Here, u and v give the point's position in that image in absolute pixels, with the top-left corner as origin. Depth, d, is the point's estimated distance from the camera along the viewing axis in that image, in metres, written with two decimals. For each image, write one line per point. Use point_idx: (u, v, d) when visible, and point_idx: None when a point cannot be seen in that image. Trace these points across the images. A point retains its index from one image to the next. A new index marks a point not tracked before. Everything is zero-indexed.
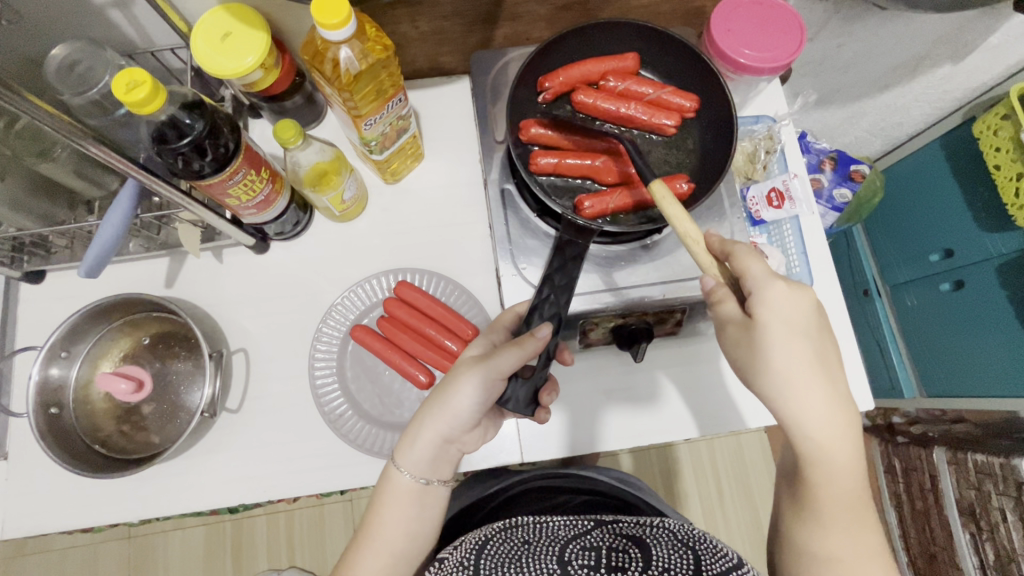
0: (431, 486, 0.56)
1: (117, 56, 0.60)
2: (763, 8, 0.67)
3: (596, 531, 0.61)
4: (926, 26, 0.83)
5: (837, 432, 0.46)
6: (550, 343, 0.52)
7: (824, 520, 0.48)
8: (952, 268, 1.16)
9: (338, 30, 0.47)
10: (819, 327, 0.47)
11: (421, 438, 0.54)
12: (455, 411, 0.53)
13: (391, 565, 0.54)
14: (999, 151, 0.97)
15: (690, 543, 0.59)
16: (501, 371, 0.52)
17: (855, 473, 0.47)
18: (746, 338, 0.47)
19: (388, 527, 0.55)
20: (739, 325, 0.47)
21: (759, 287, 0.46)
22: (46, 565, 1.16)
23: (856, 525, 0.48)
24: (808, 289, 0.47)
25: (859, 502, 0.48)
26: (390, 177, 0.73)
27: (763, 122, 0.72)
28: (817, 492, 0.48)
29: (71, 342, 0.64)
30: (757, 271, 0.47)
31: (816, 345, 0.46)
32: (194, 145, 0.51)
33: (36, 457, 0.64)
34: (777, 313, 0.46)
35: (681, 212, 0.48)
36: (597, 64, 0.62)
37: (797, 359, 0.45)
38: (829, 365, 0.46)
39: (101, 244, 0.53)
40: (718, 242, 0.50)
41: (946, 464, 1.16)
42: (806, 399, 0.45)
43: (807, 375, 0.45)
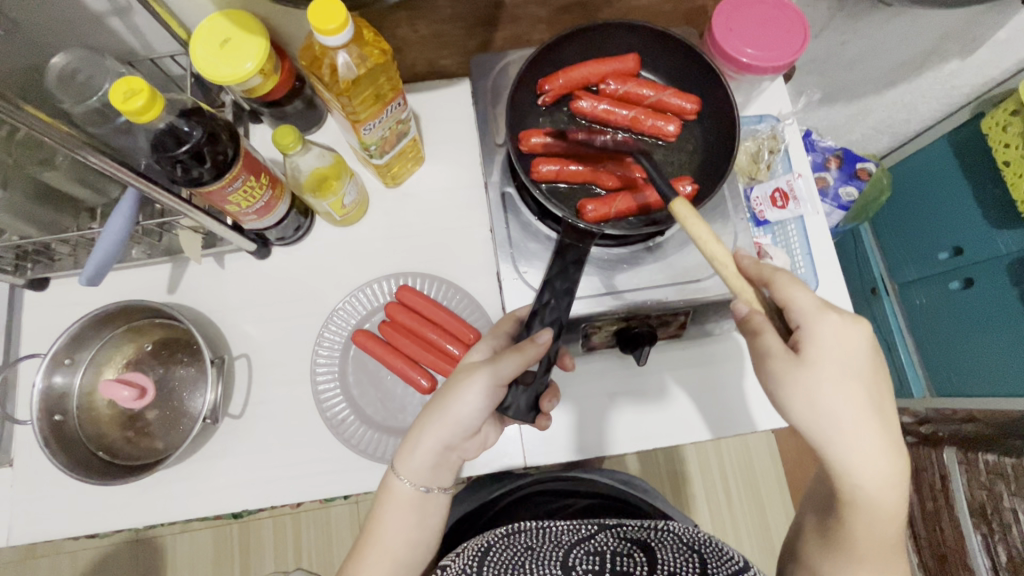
0: (431, 494, 0.55)
1: (117, 64, 0.60)
2: (765, 8, 0.66)
3: (599, 536, 0.61)
4: (932, 21, 0.82)
5: (884, 476, 0.45)
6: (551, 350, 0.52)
7: (856, 559, 0.48)
8: (962, 266, 1.15)
9: (335, 35, 0.47)
10: (874, 366, 0.46)
11: (420, 447, 0.53)
12: (456, 418, 0.52)
13: (393, 569, 0.54)
14: (1008, 147, 0.96)
15: (695, 546, 0.59)
16: (502, 377, 0.51)
17: (895, 515, 0.46)
18: (792, 375, 0.45)
19: (388, 533, 0.54)
20: (789, 360, 0.45)
21: (811, 321, 0.46)
22: (56, 568, 1.17)
23: (887, 564, 0.48)
24: (863, 327, 0.46)
25: (894, 543, 0.47)
26: (391, 181, 0.72)
27: (767, 121, 0.71)
28: (854, 531, 0.47)
29: (74, 349, 0.65)
30: (804, 304, 0.47)
31: (869, 386, 0.45)
32: (192, 153, 0.51)
33: (40, 464, 0.65)
34: (827, 350, 0.45)
35: (709, 234, 0.46)
36: (598, 67, 0.61)
37: (850, 400, 0.44)
38: (882, 407, 0.45)
39: (102, 252, 0.54)
40: (753, 266, 0.50)
41: (957, 465, 1.14)
42: (856, 442, 0.44)
43: (859, 417, 0.44)
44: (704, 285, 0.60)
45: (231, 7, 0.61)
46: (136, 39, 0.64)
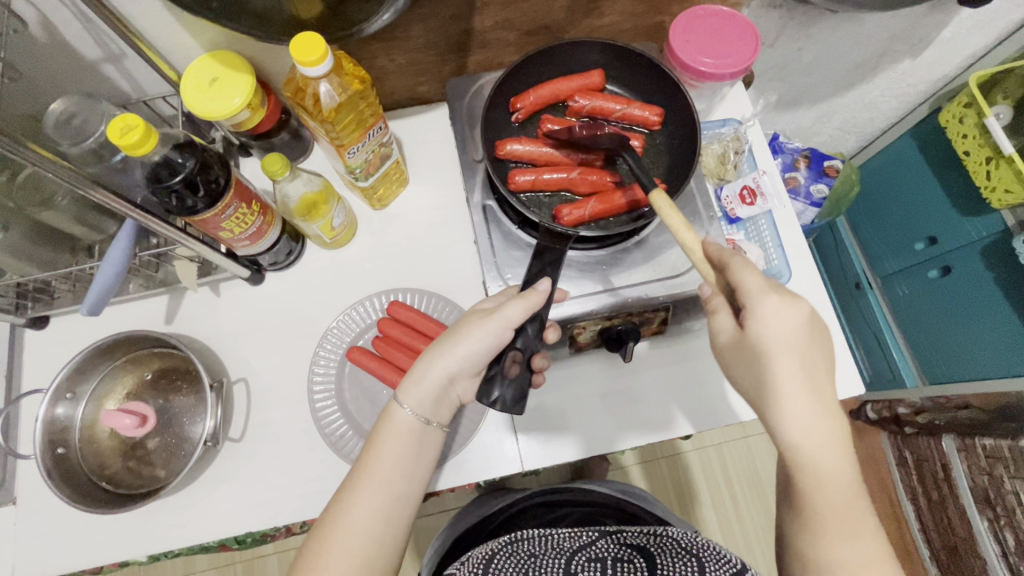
0: (429, 428, 0.53)
1: (111, 107, 0.64)
2: (718, 20, 0.70)
3: (600, 542, 0.62)
4: (879, 25, 0.88)
5: (821, 439, 0.47)
6: (525, 343, 0.54)
7: (820, 529, 0.48)
8: (938, 255, 1.18)
9: (315, 66, 0.51)
10: (810, 342, 0.47)
11: (428, 376, 0.52)
12: (469, 349, 0.52)
13: (388, 505, 0.50)
14: (966, 138, 1.00)
15: (693, 550, 0.59)
16: (515, 319, 0.52)
17: (845, 478, 0.47)
18: (738, 348, 0.50)
19: (384, 466, 0.51)
20: (731, 335, 0.50)
21: (752, 302, 0.47)
22: None
23: (852, 533, 0.48)
24: (803, 304, 0.47)
25: (855, 512, 0.48)
26: (377, 203, 0.76)
27: (730, 125, 0.75)
28: (807, 501, 0.48)
29: (75, 382, 0.66)
30: (754, 285, 0.48)
31: (805, 361, 0.47)
32: (185, 183, 0.54)
33: (42, 498, 0.65)
34: (768, 329, 0.47)
35: (681, 223, 0.51)
36: (567, 83, 0.65)
37: (782, 374, 0.46)
38: (818, 379, 0.47)
39: (101, 283, 0.56)
40: (715, 251, 0.51)
41: (956, 452, 1.18)
42: (789, 408, 0.46)
43: (791, 389, 0.46)
44: (679, 281, 0.64)
45: (218, 48, 0.65)
46: (128, 84, 0.68)
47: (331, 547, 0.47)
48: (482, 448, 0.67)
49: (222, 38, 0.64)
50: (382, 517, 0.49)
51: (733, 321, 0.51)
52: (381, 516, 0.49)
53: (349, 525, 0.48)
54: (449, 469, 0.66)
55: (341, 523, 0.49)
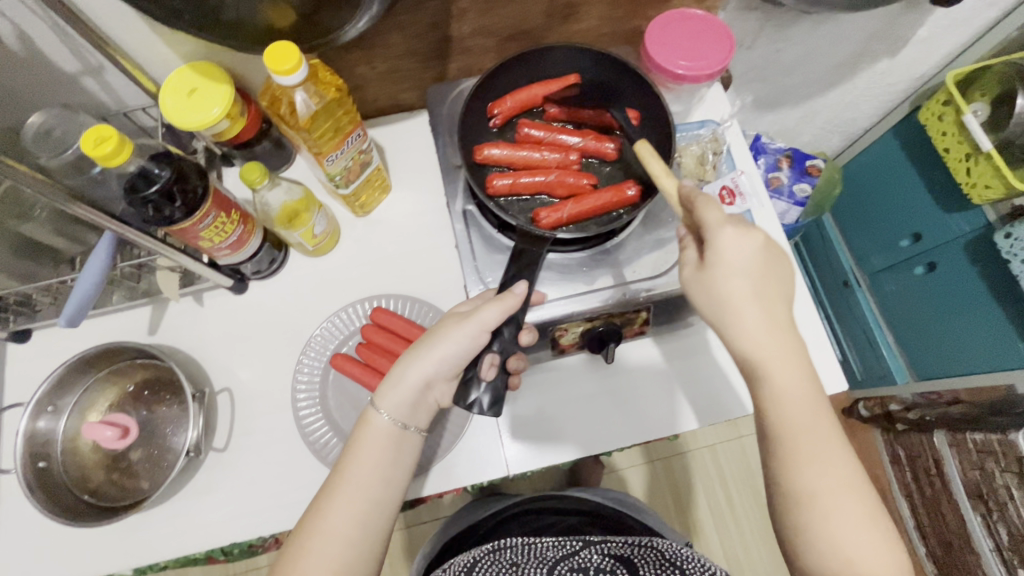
0: (407, 433, 0.54)
1: (90, 119, 0.64)
2: (693, 23, 0.71)
3: (585, 552, 0.61)
4: (856, 25, 0.89)
5: (776, 353, 0.50)
6: (501, 346, 0.54)
7: (788, 455, 0.49)
8: (924, 251, 1.19)
9: (290, 75, 0.51)
10: (764, 264, 0.50)
11: (405, 379, 0.53)
12: (445, 353, 0.53)
13: (366, 510, 0.50)
14: (945, 135, 1.01)
15: (675, 561, 0.59)
16: (491, 322, 0.53)
17: (803, 394, 0.50)
18: (698, 277, 0.52)
19: (362, 470, 0.51)
20: (695, 267, 0.53)
21: (709, 233, 0.50)
22: None
23: (821, 457, 0.49)
24: (757, 232, 0.50)
25: (821, 433, 0.49)
26: (360, 210, 0.76)
27: (708, 126, 0.76)
28: (772, 424, 0.50)
29: (57, 396, 0.66)
30: (713, 217, 0.49)
31: (757, 284, 0.50)
32: (161, 193, 0.54)
33: (24, 513, 0.65)
34: (724, 256, 0.50)
35: (660, 168, 0.53)
36: (545, 87, 0.66)
37: (737, 295, 0.50)
38: (769, 298, 0.51)
39: (80, 295, 0.56)
40: (684, 192, 0.52)
41: (948, 447, 1.19)
42: (744, 326, 0.50)
43: (744, 307, 0.50)
44: (660, 282, 0.64)
45: (197, 58, 0.65)
46: (108, 96, 0.68)
47: (309, 551, 0.48)
48: (468, 453, 0.67)
49: (202, 49, 0.65)
50: (360, 523, 0.49)
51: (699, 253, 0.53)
52: (359, 522, 0.49)
53: (327, 530, 0.48)
54: (433, 476, 0.66)
55: (319, 528, 0.49)
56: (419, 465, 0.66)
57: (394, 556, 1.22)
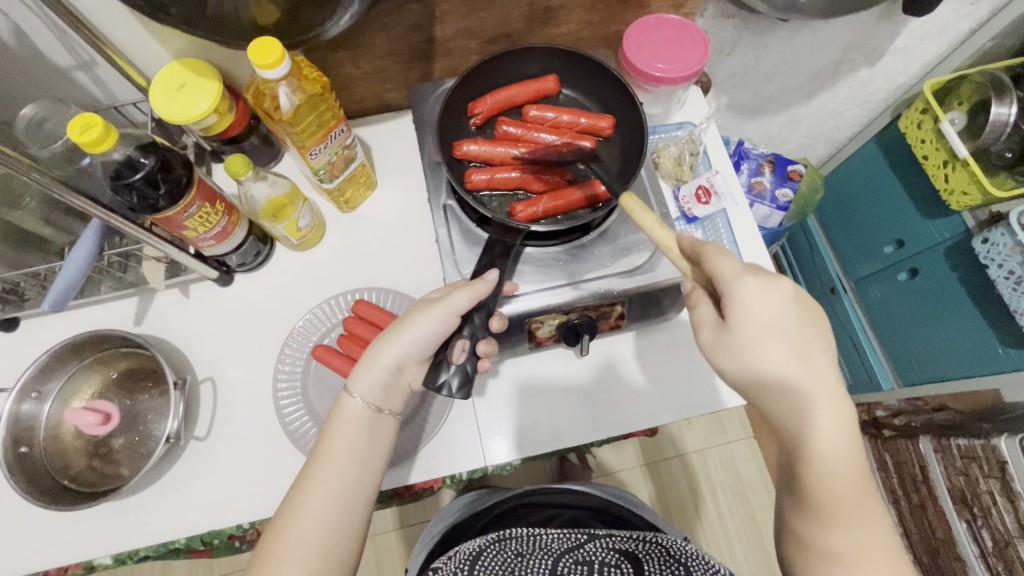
0: (381, 416, 0.54)
1: (81, 112, 0.66)
2: (668, 28, 0.73)
3: (588, 545, 0.62)
4: (833, 34, 0.92)
5: (827, 418, 0.47)
6: (471, 330, 0.58)
7: (828, 519, 0.47)
8: (908, 256, 1.20)
9: (273, 68, 0.53)
10: (798, 322, 0.49)
11: (376, 363, 0.54)
12: (415, 336, 0.55)
13: (342, 495, 0.50)
14: (924, 142, 1.03)
15: (679, 556, 0.59)
16: (460, 306, 0.55)
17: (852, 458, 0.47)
18: (721, 337, 0.50)
19: (337, 455, 0.51)
20: (714, 326, 0.51)
21: (731, 286, 0.49)
22: None
23: (860, 520, 0.46)
24: (781, 284, 0.49)
25: (863, 497, 0.47)
26: (345, 206, 0.78)
27: (685, 128, 0.78)
28: (813, 487, 0.47)
29: (42, 381, 0.67)
30: (728, 270, 0.50)
31: (795, 342, 0.48)
32: (146, 180, 0.55)
33: (7, 496, 0.66)
34: (750, 312, 0.48)
35: (641, 207, 0.57)
36: (523, 88, 0.68)
37: (773, 354, 0.48)
38: (810, 357, 0.48)
39: (64, 280, 0.57)
40: (688, 244, 0.54)
41: (933, 454, 1.20)
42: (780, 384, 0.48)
43: (783, 367, 0.47)
44: (634, 275, 0.66)
45: (186, 56, 0.68)
46: (100, 91, 0.70)
47: (285, 539, 0.47)
48: (448, 443, 0.68)
49: (192, 47, 0.67)
50: (339, 505, 0.50)
51: (714, 311, 0.52)
52: (336, 505, 0.49)
53: (305, 514, 0.48)
54: (412, 465, 0.67)
55: (296, 514, 0.48)
56: (399, 456, 0.67)
57: (383, 555, 1.22)
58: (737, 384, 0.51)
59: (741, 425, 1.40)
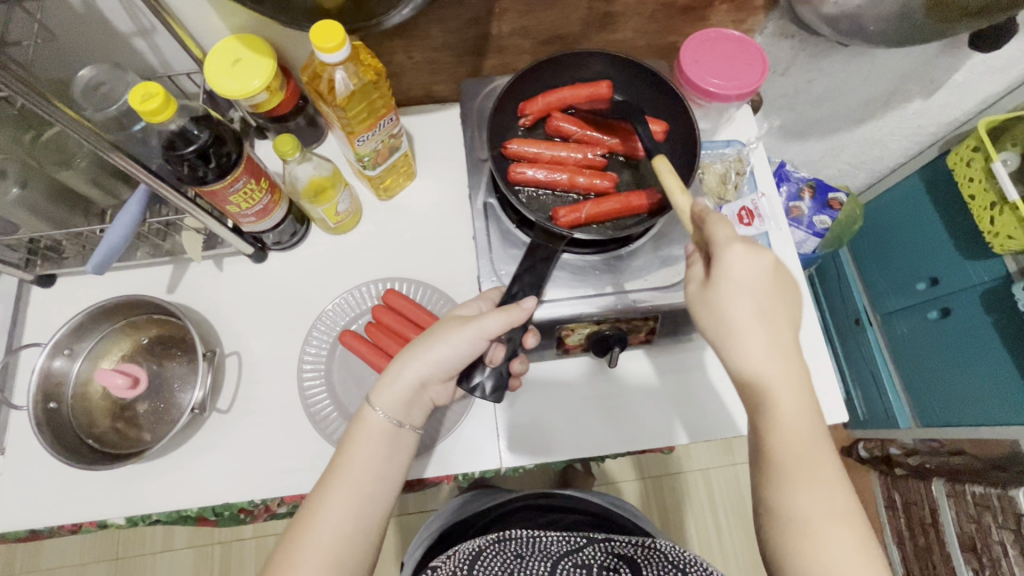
0: (402, 430, 0.52)
1: (136, 78, 0.66)
2: (727, 43, 0.72)
3: (588, 549, 0.59)
4: (892, 63, 0.90)
5: (783, 379, 0.47)
6: (510, 334, 0.54)
7: (780, 480, 0.46)
8: (939, 295, 1.18)
9: (332, 53, 0.53)
10: (772, 289, 0.48)
11: (400, 377, 0.51)
12: (443, 355, 0.51)
13: (360, 508, 0.48)
14: (972, 181, 1.00)
15: (680, 565, 0.56)
16: (493, 330, 0.51)
17: (804, 418, 0.47)
18: (702, 294, 0.50)
19: (357, 467, 0.49)
20: (699, 284, 0.51)
21: (717, 249, 0.48)
22: (55, 561, 1.29)
23: (813, 483, 0.46)
24: (767, 250, 0.47)
25: (819, 461, 0.46)
26: (383, 194, 0.78)
27: (733, 146, 0.77)
28: (768, 447, 0.47)
29: (75, 339, 0.68)
30: (721, 234, 0.48)
31: (764, 306, 0.48)
32: (198, 153, 0.56)
33: (33, 451, 0.68)
34: (728, 273, 0.47)
35: (675, 184, 0.52)
36: (574, 92, 0.66)
37: (743, 317, 0.47)
38: (775, 320, 0.48)
39: (110, 241, 0.58)
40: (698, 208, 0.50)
41: (945, 498, 1.17)
42: (745, 346, 0.47)
43: (749, 327, 0.47)
44: (670, 292, 0.64)
45: (243, 31, 0.68)
46: (156, 59, 0.71)
47: (302, 549, 0.45)
48: (465, 441, 0.68)
49: (249, 22, 0.67)
50: (357, 518, 0.48)
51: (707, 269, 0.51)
52: (354, 517, 0.48)
53: (322, 524, 0.47)
54: (428, 458, 0.67)
55: (313, 523, 0.47)
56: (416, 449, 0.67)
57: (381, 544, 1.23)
58: (709, 342, 0.51)
59: None
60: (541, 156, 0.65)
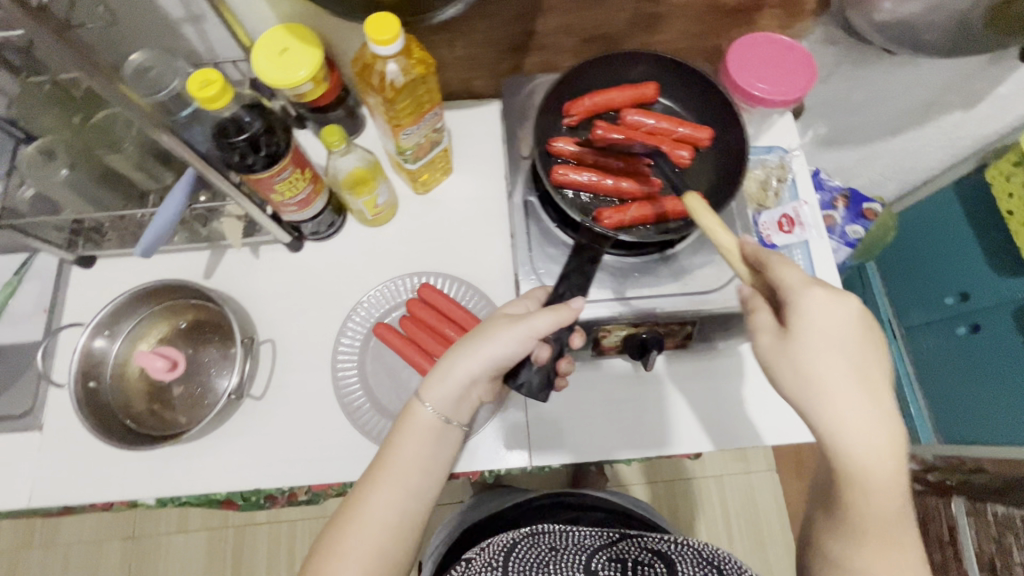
0: (449, 427, 0.51)
1: (185, 64, 0.67)
2: (775, 48, 0.71)
3: (621, 544, 0.57)
4: (935, 73, 0.88)
5: (878, 445, 0.43)
6: (557, 334, 0.55)
7: (855, 534, 0.46)
8: (970, 311, 1.15)
9: (387, 45, 0.53)
10: (861, 341, 0.45)
11: (451, 374, 0.50)
12: (492, 354, 0.50)
13: (405, 502, 0.48)
14: (1012, 197, 0.98)
15: (713, 560, 0.53)
16: (543, 329, 0.51)
17: (895, 482, 0.44)
18: (780, 347, 0.46)
19: (404, 461, 0.49)
20: (774, 335, 0.47)
21: (795, 297, 0.45)
22: (73, 536, 1.32)
23: (888, 536, 0.46)
24: (850, 299, 0.45)
25: (899, 517, 0.45)
26: (420, 187, 0.78)
27: (776, 152, 0.76)
28: (852, 508, 0.45)
29: (115, 321, 0.69)
30: (792, 279, 0.46)
31: (857, 362, 0.44)
32: (249, 142, 0.56)
33: (70, 431, 0.69)
34: (813, 326, 0.44)
35: (714, 222, 0.49)
36: (622, 93, 0.66)
37: (834, 374, 0.44)
38: (869, 378, 0.44)
39: (158, 225, 0.59)
40: (752, 251, 0.49)
41: (964, 517, 1.11)
42: (841, 410, 0.43)
43: (842, 386, 0.44)
44: (712, 297, 0.63)
45: (290, 20, 0.68)
46: (202, 46, 0.71)
47: (348, 537, 0.46)
48: (496, 437, 0.68)
49: (297, 12, 0.67)
50: (401, 512, 0.48)
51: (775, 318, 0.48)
52: (399, 510, 0.48)
53: (367, 516, 0.47)
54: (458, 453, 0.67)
55: (359, 514, 0.47)
56: None
57: None
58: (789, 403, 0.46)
59: (765, 458, 1.36)
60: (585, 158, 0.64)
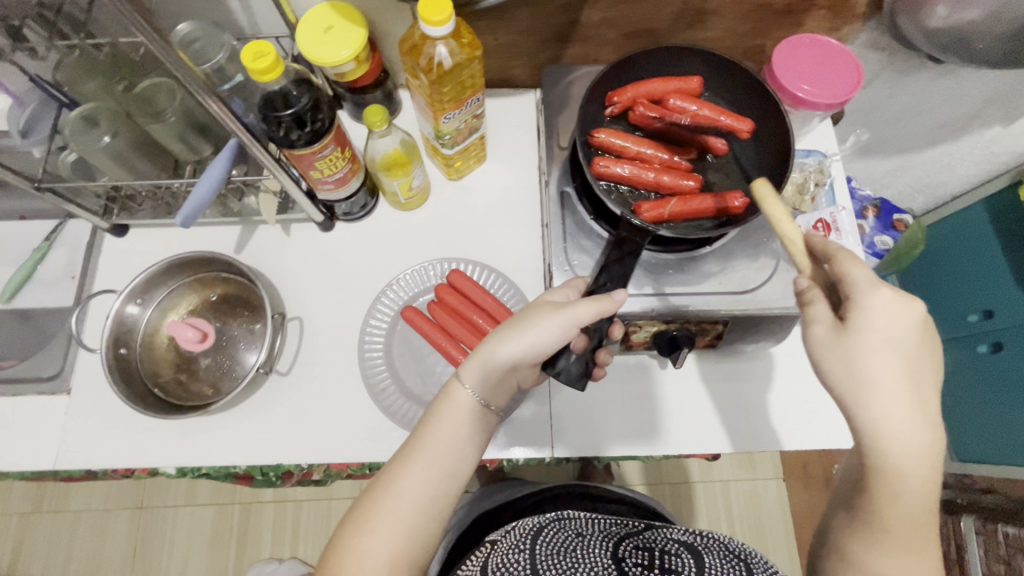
0: (486, 411, 0.52)
1: (231, 38, 0.67)
2: (823, 50, 0.70)
3: (648, 534, 0.57)
4: (978, 85, 0.86)
5: (916, 449, 0.42)
6: (598, 325, 0.54)
7: (874, 537, 0.45)
8: (992, 329, 1.14)
9: (438, 26, 0.53)
10: (918, 347, 0.43)
11: (493, 358, 0.50)
12: (533, 339, 0.50)
13: (438, 482, 0.48)
14: None
15: (742, 554, 0.53)
16: (585, 319, 0.51)
17: (925, 490, 0.43)
18: (835, 340, 0.44)
19: (439, 441, 0.49)
20: (828, 327, 0.45)
21: (860, 293, 0.44)
22: (82, 503, 1.33)
23: (908, 547, 0.44)
24: (918, 304, 0.43)
25: (923, 528, 0.44)
26: (454, 174, 0.78)
27: (814, 156, 0.75)
28: (874, 508, 0.44)
29: (146, 291, 0.69)
30: (863, 277, 0.44)
31: (909, 365, 0.43)
32: (294, 117, 0.56)
33: (98, 397, 0.69)
34: (873, 321, 0.43)
35: (781, 213, 0.48)
36: (664, 84, 0.65)
37: (885, 372, 0.42)
38: (920, 385, 0.43)
39: (197, 198, 0.58)
40: (820, 243, 0.47)
41: (974, 535, 1.11)
42: (884, 409, 0.42)
43: (891, 386, 0.42)
44: (746, 297, 0.63)
45: None
46: (246, 20, 0.71)
47: (380, 512, 0.47)
48: (519, 425, 0.69)
49: None
50: (433, 492, 0.48)
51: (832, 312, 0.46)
52: (432, 490, 0.48)
53: (401, 493, 0.47)
54: None
55: (393, 489, 0.47)
56: None
57: None
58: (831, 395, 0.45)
59: (773, 466, 1.36)
60: (626, 150, 0.63)
